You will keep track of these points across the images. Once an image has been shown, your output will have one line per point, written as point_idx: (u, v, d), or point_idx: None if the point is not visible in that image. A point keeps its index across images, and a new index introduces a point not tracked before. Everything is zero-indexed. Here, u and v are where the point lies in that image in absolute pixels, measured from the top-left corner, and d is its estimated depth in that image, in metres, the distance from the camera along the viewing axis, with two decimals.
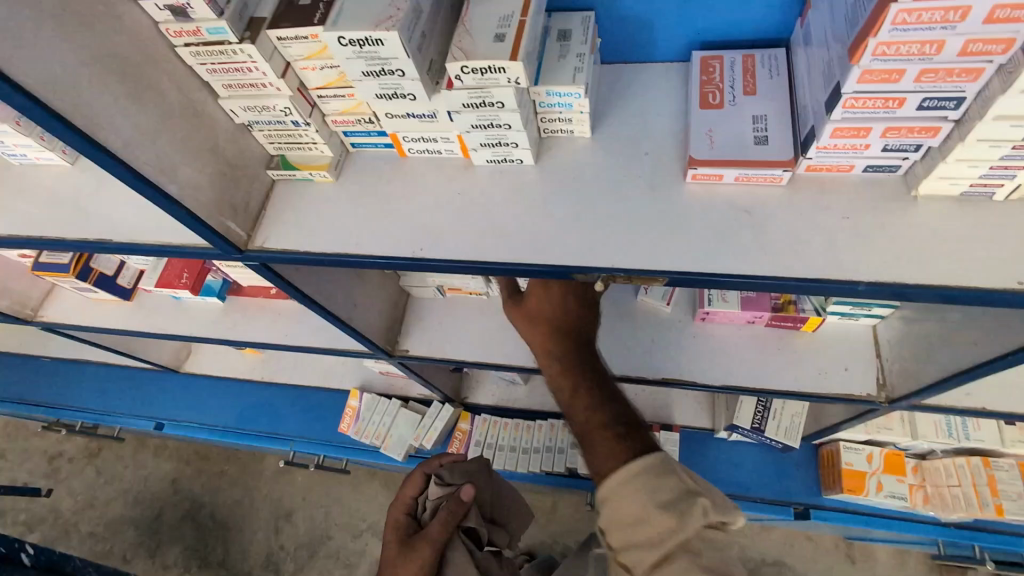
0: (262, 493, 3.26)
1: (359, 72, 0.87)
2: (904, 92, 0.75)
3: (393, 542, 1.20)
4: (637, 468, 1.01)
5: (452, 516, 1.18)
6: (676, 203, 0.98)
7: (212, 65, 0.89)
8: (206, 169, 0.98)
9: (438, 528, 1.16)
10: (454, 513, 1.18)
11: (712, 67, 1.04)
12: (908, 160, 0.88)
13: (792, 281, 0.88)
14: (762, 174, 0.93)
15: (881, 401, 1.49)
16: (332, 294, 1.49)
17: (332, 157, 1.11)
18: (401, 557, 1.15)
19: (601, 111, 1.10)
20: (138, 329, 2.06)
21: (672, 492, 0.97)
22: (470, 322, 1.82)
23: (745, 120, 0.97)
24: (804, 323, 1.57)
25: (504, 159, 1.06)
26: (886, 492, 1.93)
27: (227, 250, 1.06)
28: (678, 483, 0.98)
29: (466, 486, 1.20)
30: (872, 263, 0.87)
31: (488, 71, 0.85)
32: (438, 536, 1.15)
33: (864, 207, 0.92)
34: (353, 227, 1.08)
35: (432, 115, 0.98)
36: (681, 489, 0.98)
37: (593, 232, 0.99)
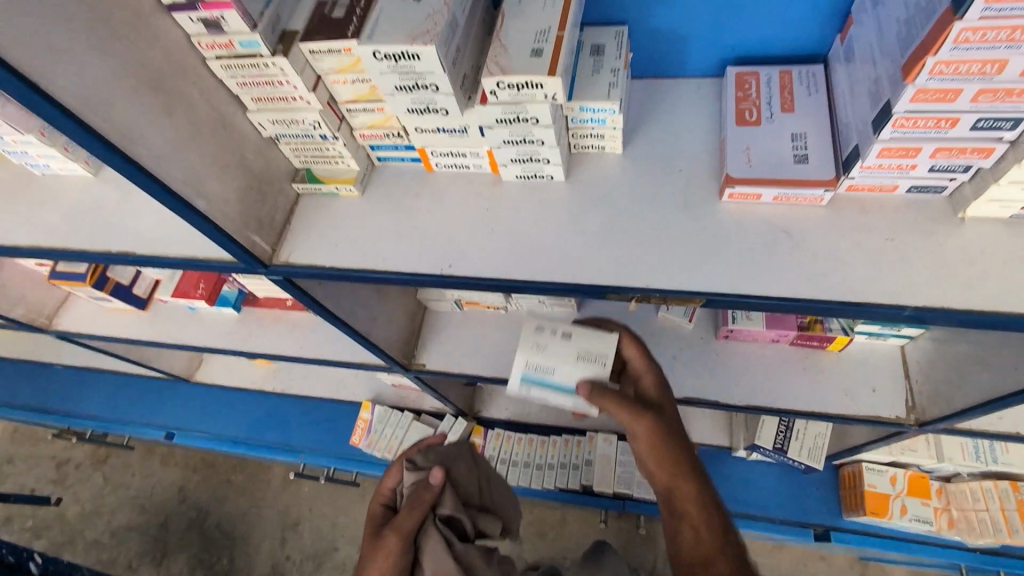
0: (270, 504, 3.23)
1: (392, 87, 0.86)
2: (959, 112, 0.72)
3: (368, 535, 1.16)
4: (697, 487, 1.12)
5: (418, 501, 1.13)
6: (712, 221, 0.96)
7: (243, 78, 0.88)
8: (234, 183, 0.96)
9: (407, 518, 1.10)
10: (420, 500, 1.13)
11: (747, 83, 1.02)
12: (955, 181, 0.85)
13: (836, 305, 0.85)
14: (803, 194, 0.91)
15: (911, 424, 1.45)
16: (351, 307, 1.46)
17: (358, 171, 1.09)
18: (370, 547, 1.11)
19: (632, 126, 1.08)
20: (151, 338, 2.04)
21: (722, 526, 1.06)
22: (487, 336, 1.79)
23: (783, 138, 0.94)
24: (831, 342, 1.54)
25: (533, 175, 1.04)
26: (910, 516, 1.89)
27: (251, 265, 1.04)
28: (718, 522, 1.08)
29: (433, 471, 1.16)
30: (918, 287, 0.84)
31: (525, 86, 0.83)
32: (404, 524, 1.09)
33: (908, 229, 0.89)
34: (379, 242, 1.06)
35: (463, 130, 0.96)
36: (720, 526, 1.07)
37: (627, 251, 0.96)
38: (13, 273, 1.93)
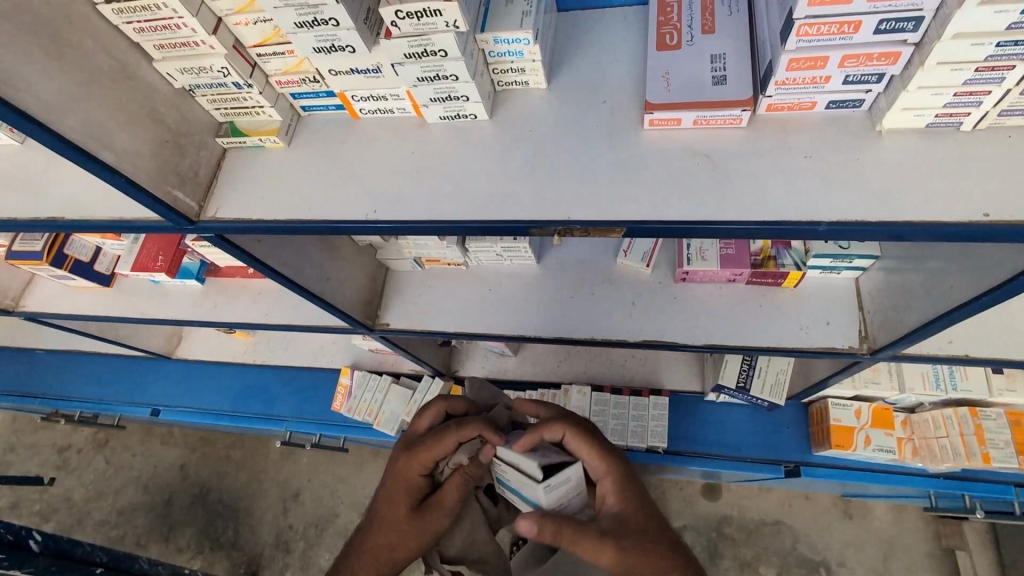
0: (269, 475, 3.30)
1: (291, 24, 0.83)
2: (860, 14, 0.70)
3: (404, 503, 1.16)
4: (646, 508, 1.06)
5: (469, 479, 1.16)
6: (634, 150, 0.94)
7: (138, 23, 0.85)
8: (146, 137, 0.94)
9: (456, 495, 1.16)
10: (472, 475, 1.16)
11: (669, 7, 0.99)
12: (872, 93, 0.84)
13: (755, 225, 0.84)
14: (720, 116, 0.89)
15: (864, 353, 1.45)
16: (303, 269, 1.46)
17: (282, 121, 1.07)
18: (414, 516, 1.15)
19: (557, 61, 1.05)
20: (118, 314, 2.04)
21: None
22: (449, 292, 1.79)
23: (703, 60, 0.92)
24: (785, 278, 1.55)
25: (457, 115, 1.02)
26: (874, 446, 1.94)
27: (178, 222, 1.02)
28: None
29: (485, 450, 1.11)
30: (833, 202, 0.84)
31: (424, 15, 0.80)
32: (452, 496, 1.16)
33: (828, 145, 0.88)
34: (306, 193, 1.05)
35: (377, 70, 0.94)
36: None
37: (550, 184, 0.95)
38: None
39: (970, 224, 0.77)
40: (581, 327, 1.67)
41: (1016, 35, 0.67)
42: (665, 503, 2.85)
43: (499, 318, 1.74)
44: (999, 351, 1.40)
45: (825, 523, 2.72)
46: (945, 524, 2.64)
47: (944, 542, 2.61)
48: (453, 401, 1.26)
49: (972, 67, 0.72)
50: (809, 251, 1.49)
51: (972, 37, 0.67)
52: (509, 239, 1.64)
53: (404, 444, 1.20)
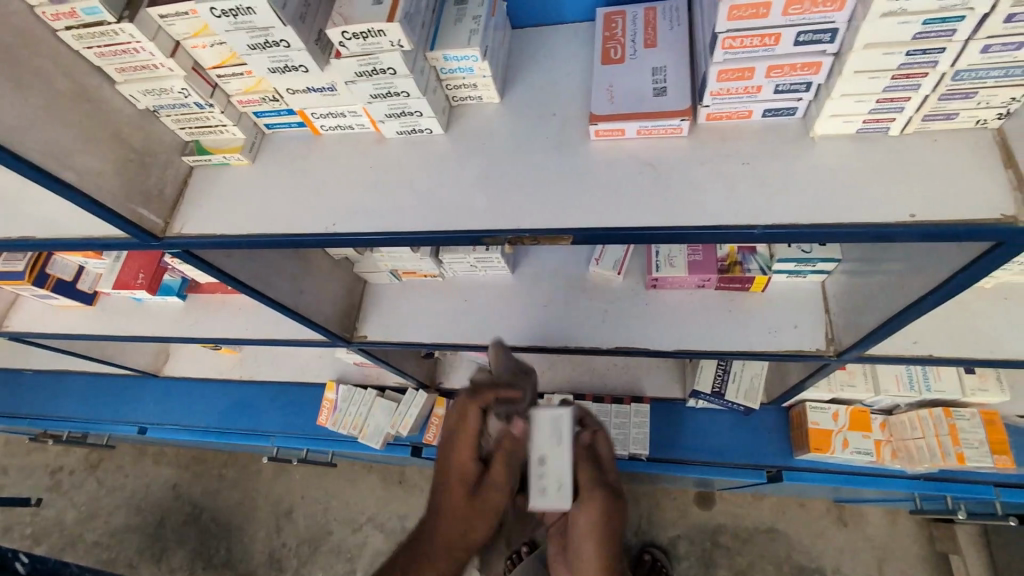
0: (262, 493, 3.29)
1: (245, 46, 0.87)
2: (778, 27, 0.74)
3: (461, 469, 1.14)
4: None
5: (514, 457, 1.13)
6: (582, 160, 0.97)
7: (98, 48, 0.88)
8: (110, 157, 0.97)
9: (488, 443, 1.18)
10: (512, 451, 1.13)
11: (614, 23, 1.02)
12: (803, 101, 0.87)
13: (694, 231, 0.87)
14: (662, 126, 0.92)
15: (831, 355, 1.48)
16: (275, 285, 1.48)
17: (245, 140, 1.10)
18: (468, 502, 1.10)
19: (511, 75, 1.09)
20: (99, 333, 2.05)
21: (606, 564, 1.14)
22: (426, 304, 1.82)
23: (645, 73, 0.96)
24: (751, 283, 1.58)
25: (413, 130, 1.05)
26: (852, 449, 1.95)
27: (145, 239, 1.05)
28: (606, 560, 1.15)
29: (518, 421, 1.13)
30: (771, 207, 0.87)
31: (369, 35, 0.83)
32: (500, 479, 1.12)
33: (763, 152, 0.91)
34: (269, 209, 1.08)
35: (332, 88, 0.97)
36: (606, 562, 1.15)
37: (503, 193, 0.98)
38: None
39: (897, 225, 0.80)
40: (556, 335, 1.68)
41: (924, 45, 0.70)
42: (658, 513, 2.84)
43: (474, 329, 1.76)
44: (961, 350, 1.42)
45: (818, 529, 2.71)
46: (936, 527, 2.64)
47: (937, 547, 2.61)
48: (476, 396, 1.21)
49: (888, 75, 0.75)
50: (773, 255, 1.52)
51: (883, 47, 0.71)
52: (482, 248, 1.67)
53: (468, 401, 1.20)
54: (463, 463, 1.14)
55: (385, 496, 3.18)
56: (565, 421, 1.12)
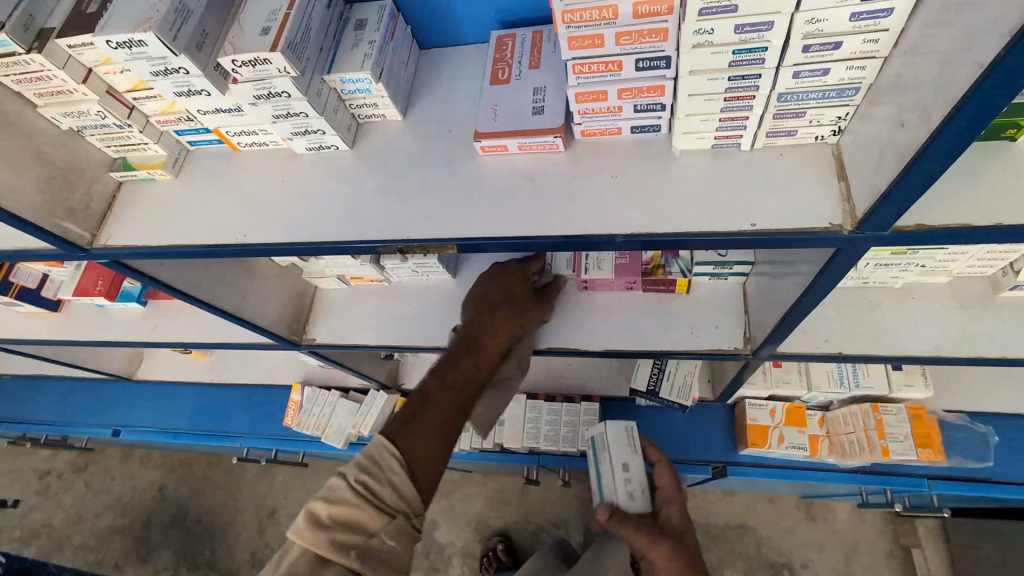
0: (245, 494, 3.37)
1: (147, 73, 0.94)
2: (616, 55, 0.81)
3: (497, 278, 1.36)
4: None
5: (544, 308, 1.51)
6: (471, 174, 1.04)
7: (14, 76, 0.96)
8: (31, 177, 1.04)
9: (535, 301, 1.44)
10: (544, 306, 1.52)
11: (505, 45, 1.09)
12: (663, 119, 0.94)
13: (565, 240, 0.94)
14: (540, 142, 0.99)
15: (747, 353, 1.56)
16: (214, 292, 1.56)
17: (168, 156, 1.17)
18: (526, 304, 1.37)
19: (415, 94, 1.16)
20: (63, 339, 2.12)
21: None
22: (375, 308, 1.89)
23: (527, 92, 1.03)
24: (675, 284, 1.63)
25: (321, 146, 1.13)
26: (787, 444, 2.01)
27: (71, 250, 1.13)
28: None
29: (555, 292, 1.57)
30: (635, 217, 0.93)
31: (257, 63, 0.91)
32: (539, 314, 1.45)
33: (632, 166, 0.98)
34: (188, 222, 1.15)
35: (238, 109, 1.04)
36: None
37: (399, 206, 1.05)
38: None
39: (742, 233, 0.87)
40: None
41: (741, 71, 0.77)
42: None
43: (416, 331, 1.82)
44: (870, 347, 1.48)
45: (786, 525, 2.77)
46: (900, 522, 2.69)
47: (901, 541, 2.66)
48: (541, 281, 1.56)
49: (720, 97, 0.82)
50: (693, 259, 1.59)
51: (706, 73, 0.78)
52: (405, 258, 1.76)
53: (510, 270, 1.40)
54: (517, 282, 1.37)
55: None
56: (634, 433, 1.50)
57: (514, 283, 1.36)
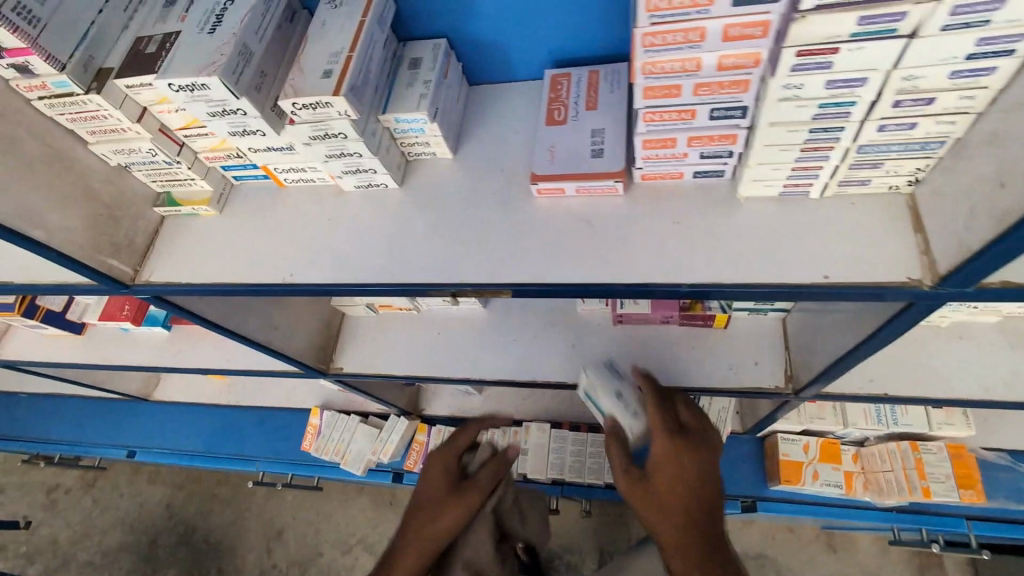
0: (254, 513, 3.31)
1: (204, 113, 0.93)
2: (691, 104, 0.79)
3: (439, 478, 1.22)
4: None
5: (499, 474, 1.21)
6: (526, 216, 1.02)
7: (69, 115, 0.95)
8: (80, 214, 1.03)
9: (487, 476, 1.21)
10: (500, 471, 1.22)
11: (560, 84, 1.08)
12: (728, 165, 0.92)
13: (627, 288, 0.92)
14: (599, 186, 0.97)
15: (789, 393, 1.53)
16: (246, 322, 1.51)
17: (213, 192, 1.16)
18: (445, 497, 1.18)
19: (465, 132, 1.14)
20: (87, 362, 2.10)
21: None
22: (403, 337, 1.86)
23: (585, 134, 1.01)
24: (714, 319, 1.60)
25: (370, 184, 1.11)
26: (821, 481, 1.95)
27: (113, 286, 1.11)
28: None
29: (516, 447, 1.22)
30: (699, 265, 0.91)
31: (318, 106, 0.89)
32: (485, 489, 1.19)
33: (695, 211, 0.95)
34: (232, 259, 1.13)
35: (290, 148, 1.03)
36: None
37: (450, 248, 1.03)
38: None
39: (814, 286, 0.84)
40: (522, 369, 1.72)
41: (824, 124, 0.75)
42: None
43: (444, 362, 1.80)
44: (917, 389, 1.44)
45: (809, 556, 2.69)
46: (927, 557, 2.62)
47: None
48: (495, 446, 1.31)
49: (796, 148, 0.80)
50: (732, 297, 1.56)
51: (786, 125, 0.76)
52: (446, 304, 1.83)
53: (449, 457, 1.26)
54: (439, 474, 1.22)
55: (375, 518, 3.18)
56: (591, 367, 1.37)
57: (437, 475, 1.22)
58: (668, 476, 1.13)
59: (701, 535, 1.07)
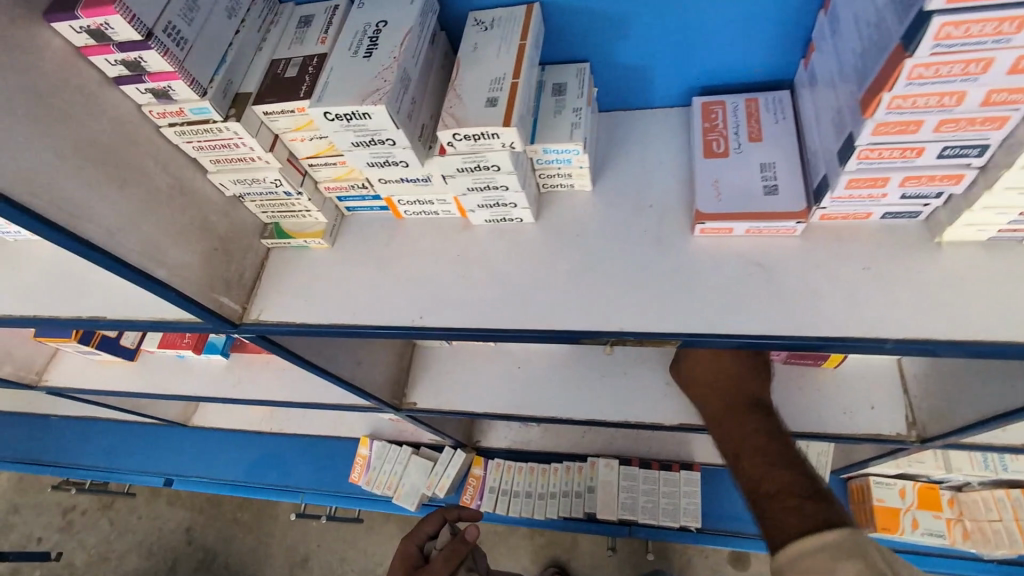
0: (275, 542, 3.03)
1: (348, 143, 0.84)
2: (924, 142, 0.70)
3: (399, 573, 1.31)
4: (813, 545, 0.81)
5: (456, 555, 1.26)
6: (685, 257, 0.93)
7: (199, 143, 0.87)
8: (198, 249, 0.94)
9: (444, 557, 1.26)
10: (457, 552, 1.27)
11: (714, 113, 1.00)
12: (929, 207, 0.83)
13: (820, 341, 0.82)
14: (775, 226, 0.88)
15: (912, 441, 1.39)
16: (334, 356, 1.41)
17: (327, 224, 1.08)
18: None
19: (602, 162, 1.06)
20: (140, 391, 2.00)
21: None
22: (479, 370, 1.75)
23: (753, 168, 0.92)
24: (826, 359, 1.46)
25: (503, 218, 1.02)
26: (922, 530, 1.83)
27: (222, 326, 1.02)
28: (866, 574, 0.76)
29: (471, 528, 1.29)
30: (901, 318, 0.81)
31: (481, 137, 0.81)
32: (442, 573, 1.24)
33: (884, 255, 0.86)
34: (350, 297, 1.04)
35: (426, 179, 0.94)
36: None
37: (601, 290, 0.94)
38: None
39: None
40: (616, 410, 1.60)
41: None
42: None
43: (527, 398, 1.68)
44: None
45: None
46: None
47: None
48: (450, 511, 1.47)
49: None
50: None
51: None
52: (606, 355, 1.68)
53: (410, 552, 1.36)
54: (400, 567, 1.33)
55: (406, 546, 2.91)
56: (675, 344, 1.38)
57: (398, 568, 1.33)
58: (704, 387, 1.18)
59: (769, 444, 1.03)
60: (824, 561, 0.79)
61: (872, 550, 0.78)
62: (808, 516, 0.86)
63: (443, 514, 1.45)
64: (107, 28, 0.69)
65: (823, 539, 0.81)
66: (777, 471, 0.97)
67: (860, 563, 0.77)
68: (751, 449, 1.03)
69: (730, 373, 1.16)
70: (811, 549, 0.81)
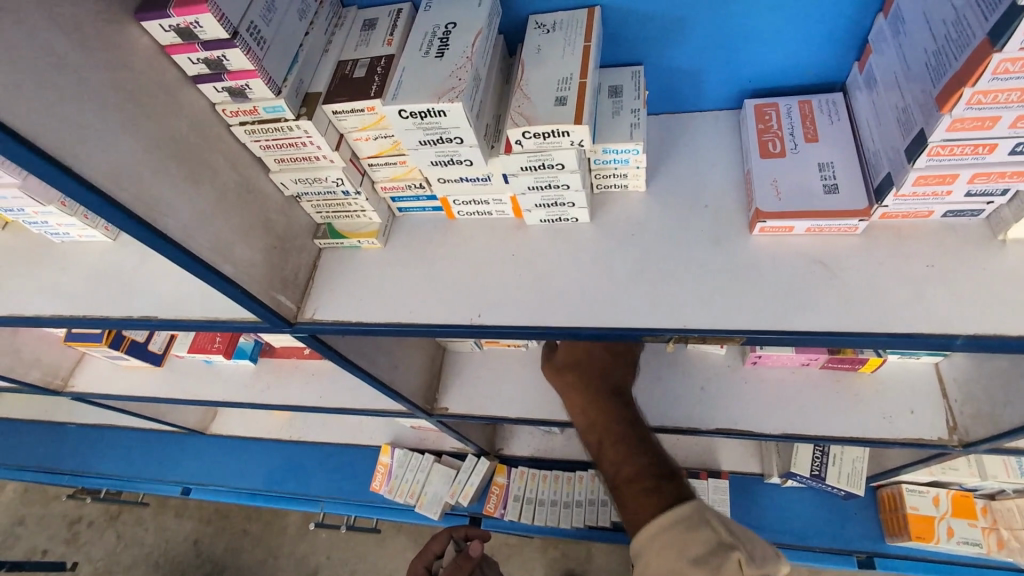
0: (286, 554, 2.97)
1: (415, 142, 0.85)
2: (997, 138, 0.71)
3: None
4: (674, 519, 1.03)
5: (460, 570, 1.49)
6: (744, 255, 0.94)
7: (266, 141, 0.88)
8: (259, 246, 0.95)
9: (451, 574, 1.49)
10: (461, 568, 1.50)
11: (767, 115, 1.02)
12: (993, 204, 0.84)
13: (886, 337, 0.82)
14: (837, 225, 0.89)
15: (955, 445, 1.35)
16: (374, 358, 1.41)
17: (381, 224, 1.08)
18: None
19: (653, 164, 1.08)
20: (166, 397, 1.99)
21: (705, 546, 0.97)
22: (508, 375, 1.74)
23: (811, 167, 0.94)
24: (865, 363, 1.45)
25: (558, 218, 1.03)
26: (957, 538, 1.82)
27: (277, 324, 1.02)
28: (712, 536, 0.98)
29: (474, 545, 1.51)
30: (971, 315, 0.81)
31: (551, 135, 0.82)
32: None
33: (946, 254, 0.87)
34: (405, 295, 1.04)
35: (486, 178, 0.96)
36: (715, 542, 0.98)
37: (658, 288, 0.94)
38: (30, 339, 1.91)
39: None
40: (652, 415, 1.60)
41: None
42: None
43: (558, 403, 1.66)
44: None
45: None
46: None
47: None
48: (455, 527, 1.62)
49: None
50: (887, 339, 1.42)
51: None
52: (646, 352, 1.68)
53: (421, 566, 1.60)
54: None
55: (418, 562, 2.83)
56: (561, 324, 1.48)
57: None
58: (572, 380, 1.30)
59: (619, 429, 1.23)
60: (681, 534, 1.01)
61: (714, 518, 1.01)
62: (663, 496, 1.09)
63: (449, 533, 1.61)
64: (196, 26, 0.70)
65: (672, 519, 1.03)
66: (633, 457, 1.18)
67: (708, 531, 0.99)
68: (609, 437, 1.23)
69: (593, 360, 1.31)
70: (659, 529, 1.03)
